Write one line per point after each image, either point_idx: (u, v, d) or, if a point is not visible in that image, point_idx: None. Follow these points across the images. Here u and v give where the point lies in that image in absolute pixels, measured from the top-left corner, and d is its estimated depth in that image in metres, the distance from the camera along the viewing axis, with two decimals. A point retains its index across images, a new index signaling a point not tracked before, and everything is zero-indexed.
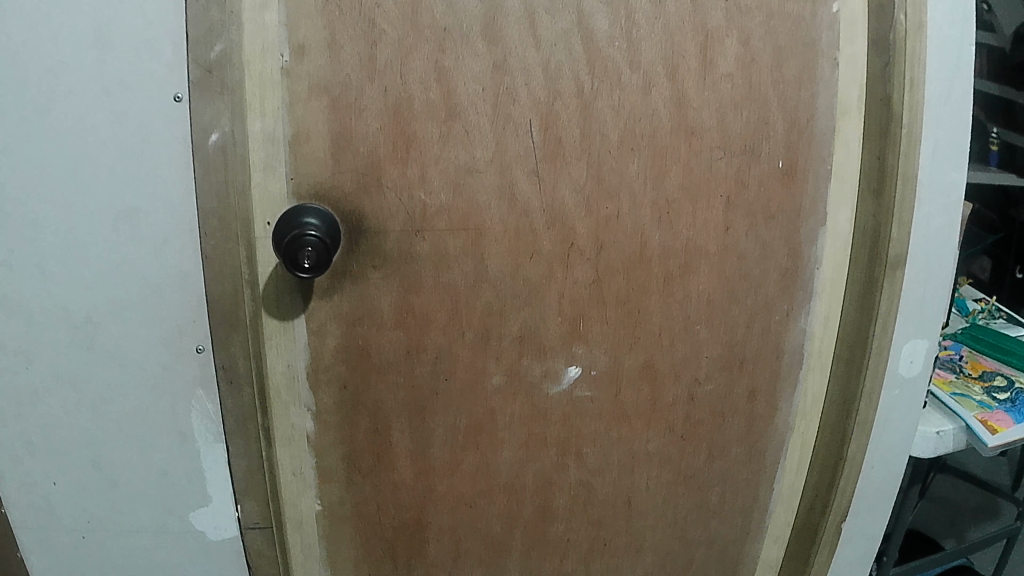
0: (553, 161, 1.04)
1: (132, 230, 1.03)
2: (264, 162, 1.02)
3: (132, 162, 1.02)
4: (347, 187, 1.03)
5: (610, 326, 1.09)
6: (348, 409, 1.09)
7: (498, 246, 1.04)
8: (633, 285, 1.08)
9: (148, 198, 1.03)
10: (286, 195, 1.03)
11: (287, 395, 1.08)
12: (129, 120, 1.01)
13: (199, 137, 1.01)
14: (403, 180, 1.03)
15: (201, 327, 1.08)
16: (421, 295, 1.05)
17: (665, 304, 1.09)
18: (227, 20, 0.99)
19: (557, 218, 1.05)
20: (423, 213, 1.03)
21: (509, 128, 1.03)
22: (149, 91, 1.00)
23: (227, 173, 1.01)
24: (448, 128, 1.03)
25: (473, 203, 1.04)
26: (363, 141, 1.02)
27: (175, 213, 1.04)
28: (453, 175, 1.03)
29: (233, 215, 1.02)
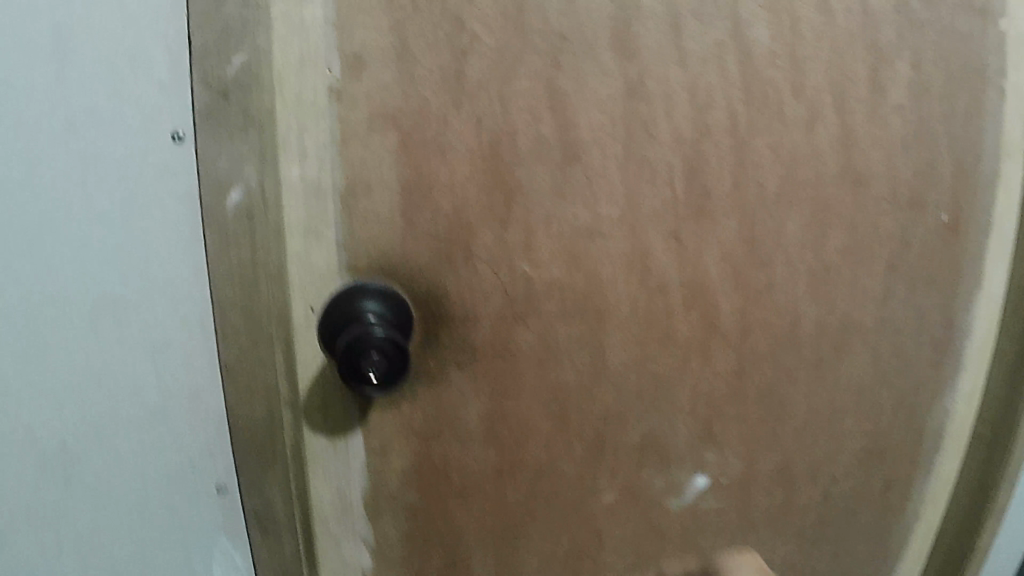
0: (698, 220, 0.78)
1: (121, 328, 0.71)
2: (305, 225, 0.71)
3: (113, 231, 0.69)
4: (424, 258, 0.73)
5: (747, 425, 0.86)
6: (418, 541, 0.81)
7: (624, 333, 0.79)
8: (779, 373, 0.86)
9: (140, 283, 0.70)
10: (335, 269, 0.72)
11: (335, 529, 0.78)
12: (108, 170, 0.68)
13: (213, 195, 0.70)
14: (502, 246, 0.74)
15: (222, 460, 0.76)
16: (520, 400, 0.78)
17: (811, 392, 0.88)
18: (252, 19, 0.66)
19: (698, 294, 0.80)
20: (527, 291, 0.75)
21: (645, 176, 0.76)
22: (136, 126, 0.69)
23: (253, 244, 0.70)
24: (565, 175, 0.74)
25: (593, 277, 0.76)
26: (447, 194, 0.72)
27: (183, 306, 0.70)
28: (570, 240, 0.75)
29: (261, 301, 0.71)
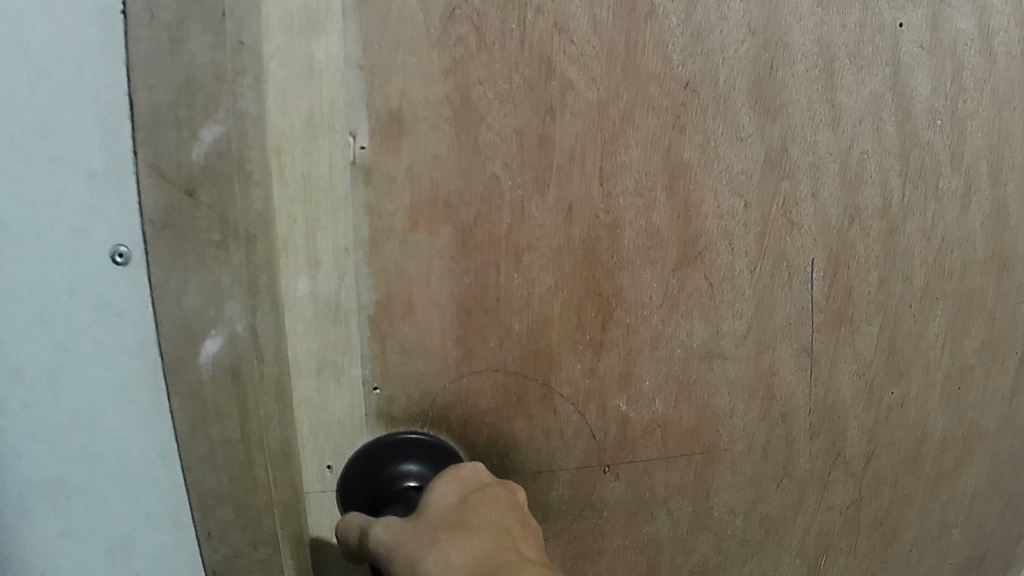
0: (836, 329, 0.60)
1: (52, 527, 0.47)
2: (319, 359, 0.49)
3: (29, 391, 0.45)
4: (486, 399, 0.52)
5: (856, 558, 0.67)
6: None
7: (733, 474, 0.58)
8: (897, 497, 0.67)
9: (79, 461, 0.47)
10: (362, 417, 0.51)
11: None
12: (15, 303, 0.43)
13: (180, 345, 0.45)
14: (593, 379, 0.53)
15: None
16: (598, 565, 0.57)
17: (925, 513, 0.69)
18: (229, 67, 0.42)
19: (826, 417, 0.61)
20: (621, 435, 0.55)
21: (781, 276, 0.57)
22: (57, 238, 0.43)
23: (244, 416, 0.46)
24: (679, 282, 0.54)
25: (704, 409, 0.56)
26: (522, 311, 0.51)
27: (147, 491, 0.48)
28: (681, 368, 0.55)
29: (261, 492, 0.48)
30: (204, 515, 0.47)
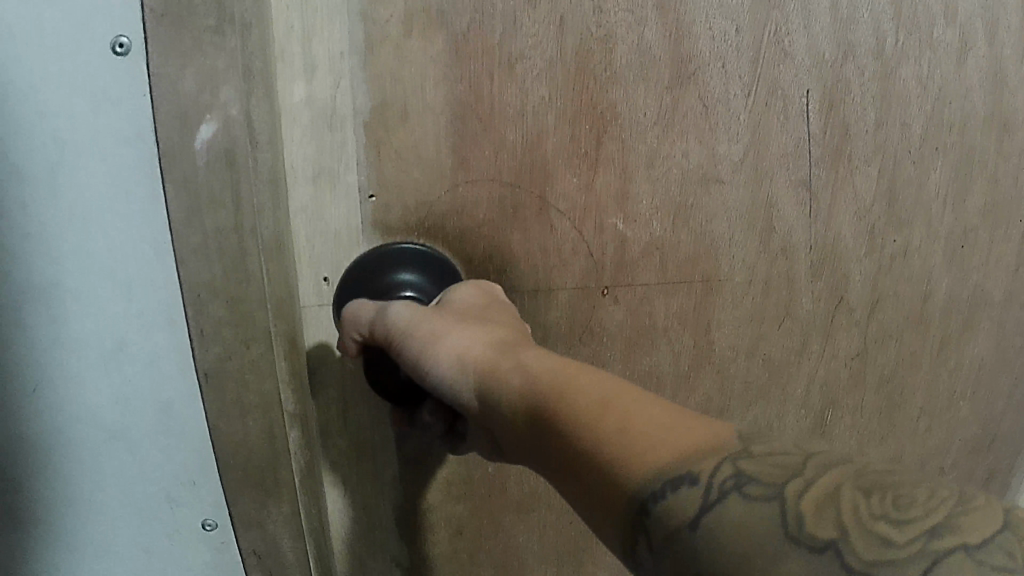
0: (835, 164, 0.59)
1: (43, 338, 0.45)
2: (315, 167, 0.49)
3: (20, 189, 0.42)
4: (482, 210, 0.52)
5: (863, 415, 0.65)
6: (461, 566, 0.60)
7: (735, 308, 0.57)
8: (902, 355, 0.65)
9: (79, 259, 0.44)
10: (356, 230, 0.51)
11: (362, 549, 0.58)
12: (9, 91, 0.41)
13: (175, 132, 0.44)
14: (589, 196, 0.53)
15: (208, 492, 0.50)
16: None
17: (932, 377, 0.68)
18: None
19: (828, 257, 0.60)
20: (619, 256, 0.54)
21: (772, 107, 0.56)
22: (58, 28, 0.41)
23: (236, 204, 0.45)
24: (673, 101, 0.53)
25: (703, 237, 0.55)
26: (516, 122, 0.52)
27: (146, 293, 0.46)
28: (678, 189, 0.54)
29: (254, 286, 0.46)
30: (197, 311, 0.46)
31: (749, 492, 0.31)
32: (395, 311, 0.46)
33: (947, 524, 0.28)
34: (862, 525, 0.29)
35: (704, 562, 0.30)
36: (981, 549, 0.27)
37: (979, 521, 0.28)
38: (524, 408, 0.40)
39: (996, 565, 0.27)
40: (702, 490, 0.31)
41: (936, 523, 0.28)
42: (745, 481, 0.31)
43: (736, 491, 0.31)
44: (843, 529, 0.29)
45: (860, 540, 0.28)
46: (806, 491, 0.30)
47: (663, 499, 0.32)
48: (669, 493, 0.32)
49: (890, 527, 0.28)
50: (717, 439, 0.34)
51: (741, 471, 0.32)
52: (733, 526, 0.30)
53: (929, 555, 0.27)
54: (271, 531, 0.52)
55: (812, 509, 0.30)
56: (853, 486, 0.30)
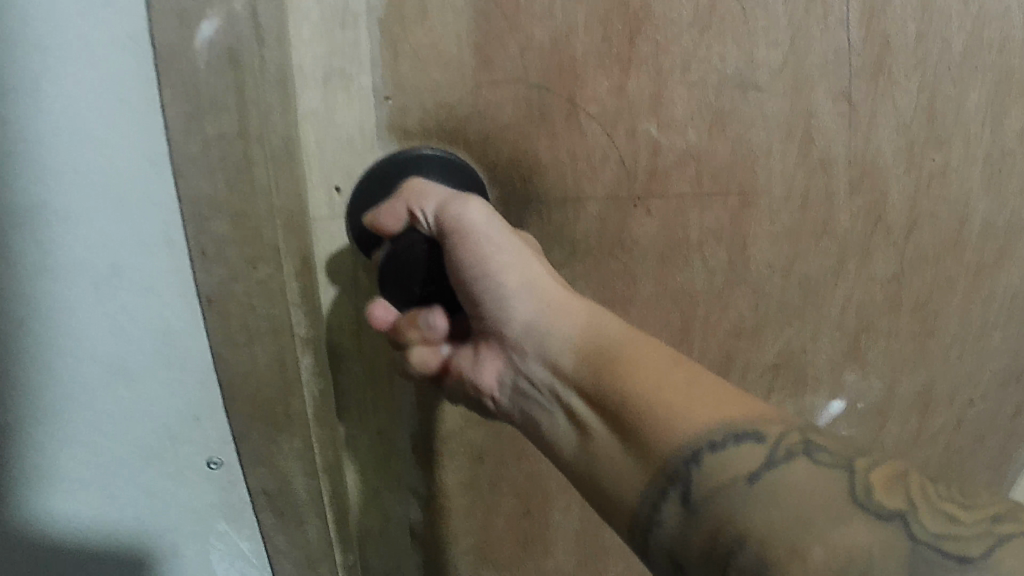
0: (875, 77, 0.54)
1: (25, 263, 0.39)
2: (326, 69, 0.44)
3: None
4: (507, 115, 0.48)
5: (896, 341, 0.63)
6: (483, 490, 0.58)
7: (771, 223, 0.54)
8: (936, 281, 0.63)
9: (64, 169, 0.39)
10: (375, 134, 0.47)
11: (379, 473, 0.54)
12: None
13: (172, 32, 0.39)
14: (622, 99, 0.49)
15: (213, 427, 0.47)
16: (628, 312, 0.54)
17: (965, 305, 0.65)
18: None
19: (866, 173, 0.57)
20: (652, 163, 0.50)
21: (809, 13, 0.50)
22: None
23: (242, 106, 0.41)
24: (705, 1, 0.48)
25: (739, 147, 0.52)
26: (544, 21, 0.46)
27: (140, 214, 0.41)
28: (714, 96, 0.50)
29: (261, 197, 0.43)
30: (199, 230, 0.42)
31: (818, 458, 0.32)
32: (474, 208, 0.41)
33: (1009, 513, 0.30)
34: (930, 504, 0.31)
35: (761, 503, 0.31)
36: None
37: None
38: (574, 349, 0.39)
39: None
40: (765, 450, 0.33)
41: (999, 513, 0.30)
42: (814, 451, 0.32)
43: (805, 454, 0.32)
44: (912, 503, 0.30)
45: (927, 515, 0.30)
46: (876, 466, 0.32)
47: (723, 448, 0.33)
48: (730, 445, 0.33)
49: (957, 510, 0.30)
50: (784, 414, 0.35)
51: (808, 438, 0.33)
52: (798, 483, 0.31)
53: (993, 534, 0.29)
54: (282, 471, 0.49)
55: (883, 482, 0.31)
56: (918, 475, 0.32)
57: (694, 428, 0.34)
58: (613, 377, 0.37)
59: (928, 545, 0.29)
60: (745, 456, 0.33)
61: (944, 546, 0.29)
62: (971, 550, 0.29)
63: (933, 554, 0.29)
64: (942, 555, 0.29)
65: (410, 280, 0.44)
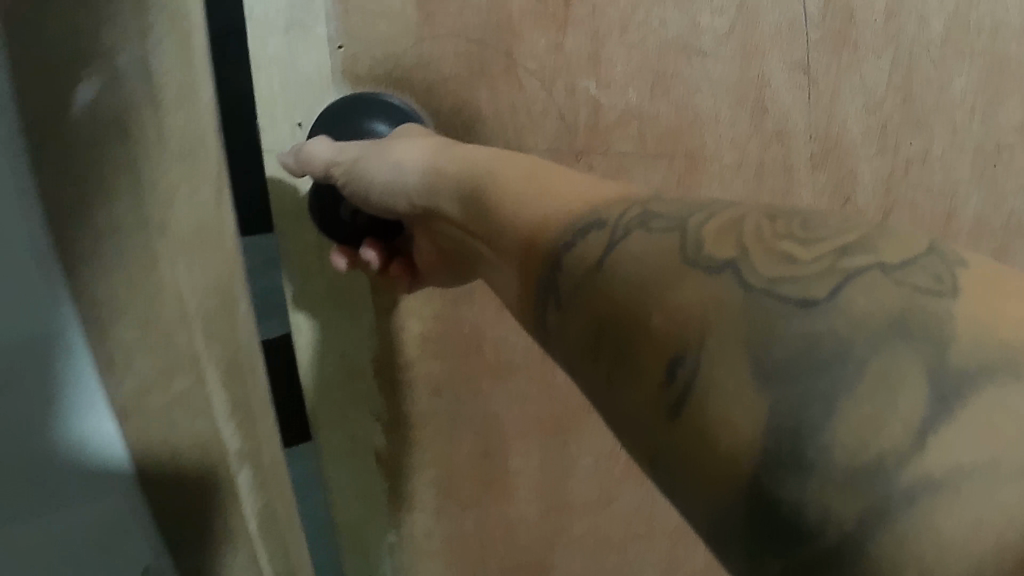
0: (838, 49, 0.54)
1: None
2: (287, 18, 0.49)
3: None
4: (450, 67, 0.51)
5: None
6: (442, 417, 0.62)
7: (724, 190, 0.54)
8: None
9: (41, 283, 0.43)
10: (328, 80, 0.51)
11: (343, 389, 0.61)
12: None
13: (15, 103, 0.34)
14: (559, 56, 0.51)
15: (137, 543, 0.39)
16: None
17: None
18: None
19: (830, 152, 0.56)
20: (592, 121, 0.52)
21: None
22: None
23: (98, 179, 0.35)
24: None
25: (684, 111, 0.53)
26: None
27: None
28: (655, 57, 0.52)
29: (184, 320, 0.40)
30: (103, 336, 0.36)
31: (652, 227, 0.27)
32: (351, 147, 0.47)
33: (863, 242, 0.23)
34: (765, 245, 0.24)
35: (606, 289, 0.26)
36: (904, 265, 0.22)
37: (904, 241, 0.23)
38: (460, 189, 0.41)
39: (921, 285, 0.21)
40: (608, 233, 0.28)
41: (846, 240, 0.23)
42: (652, 211, 0.28)
43: (637, 227, 0.27)
44: (746, 249, 0.24)
45: (760, 256, 0.23)
46: (709, 218, 0.26)
47: (580, 241, 0.30)
48: (579, 241, 0.29)
49: (797, 246, 0.23)
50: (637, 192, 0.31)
51: (648, 212, 0.28)
52: (633, 259, 0.26)
53: (839, 269, 0.22)
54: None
55: (714, 234, 0.25)
56: (755, 216, 0.25)
57: (550, 226, 0.32)
58: (489, 207, 0.37)
59: (764, 293, 0.22)
60: (590, 247, 0.28)
61: (781, 289, 0.22)
62: (814, 289, 0.22)
63: (769, 299, 0.22)
64: (779, 299, 0.22)
65: (335, 208, 0.51)
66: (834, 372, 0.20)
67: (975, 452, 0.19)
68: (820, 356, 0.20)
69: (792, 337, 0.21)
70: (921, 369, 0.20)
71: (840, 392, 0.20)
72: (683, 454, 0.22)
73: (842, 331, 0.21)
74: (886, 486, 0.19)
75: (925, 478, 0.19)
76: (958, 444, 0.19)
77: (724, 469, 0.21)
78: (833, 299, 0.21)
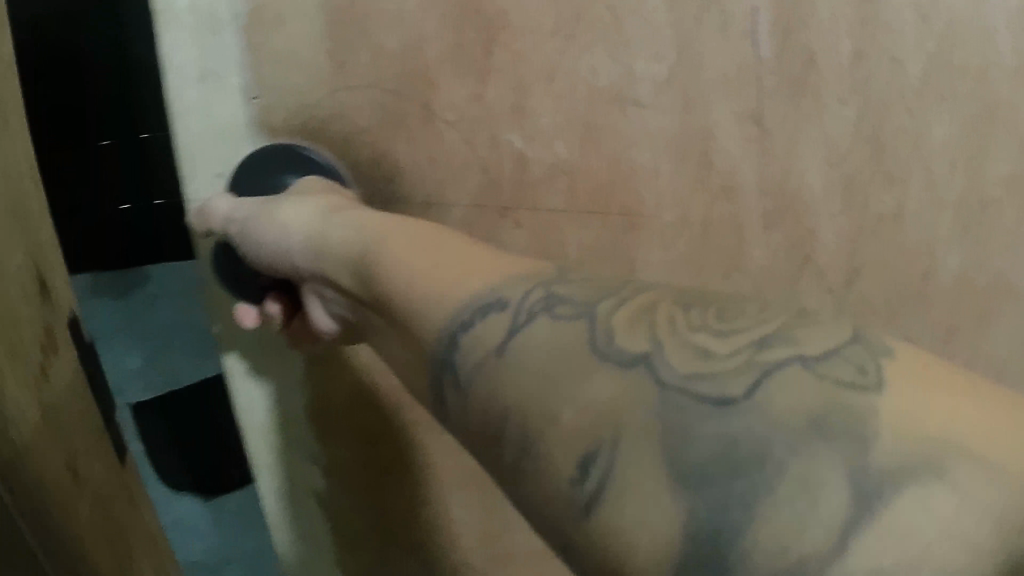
0: (793, 98, 0.50)
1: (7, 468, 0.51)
2: (200, 70, 0.47)
3: None
4: (367, 116, 0.49)
5: None
6: (389, 467, 0.55)
7: (661, 248, 0.51)
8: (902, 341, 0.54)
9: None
10: (247, 127, 0.49)
11: (277, 436, 0.54)
12: None
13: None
14: (480, 108, 0.49)
15: None
16: None
17: None
18: None
19: (783, 209, 0.52)
20: (517, 174, 0.50)
21: (698, 26, 0.48)
22: None
23: None
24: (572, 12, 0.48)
25: (617, 163, 0.50)
26: (397, 29, 0.47)
27: None
28: (584, 108, 0.49)
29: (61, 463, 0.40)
30: None
31: (559, 312, 0.25)
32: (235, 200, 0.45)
33: (782, 331, 0.22)
34: (675, 335, 0.23)
35: (514, 376, 0.25)
36: (824, 359, 0.21)
37: (821, 328, 0.23)
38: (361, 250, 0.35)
39: (841, 377, 0.21)
40: (509, 316, 0.26)
41: (763, 332, 0.22)
42: (555, 289, 0.27)
43: (545, 312, 0.26)
44: (655, 338, 0.23)
45: (672, 350, 0.23)
46: (620, 303, 0.25)
47: (471, 327, 0.27)
48: (476, 323, 0.27)
49: (712, 336, 0.23)
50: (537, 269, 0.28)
51: (553, 291, 0.27)
52: (538, 348, 0.25)
53: (755, 364, 0.22)
54: None
55: (627, 322, 0.24)
56: (672, 300, 0.25)
57: (450, 301, 0.29)
58: (388, 275, 0.33)
59: (677, 389, 0.22)
60: (489, 331, 0.27)
61: (695, 386, 0.22)
62: (728, 387, 0.21)
63: (683, 401, 0.21)
64: (690, 401, 0.21)
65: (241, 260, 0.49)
66: (754, 478, 0.20)
67: (897, 552, 0.18)
68: (740, 459, 0.20)
69: (706, 440, 0.21)
70: (839, 472, 0.19)
71: (759, 498, 0.19)
72: (604, 559, 0.21)
73: (761, 431, 0.20)
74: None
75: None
76: (881, 548, 0.18)
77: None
78: (748, 399, 0.21)
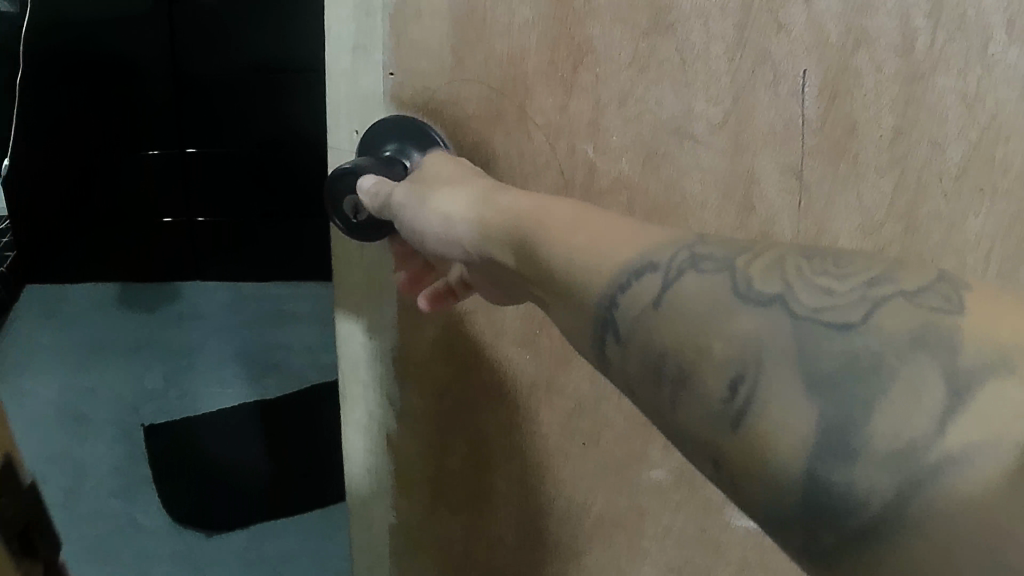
0: (835, 158, 0.54)
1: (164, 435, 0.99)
2: (354, 40, 0.53)
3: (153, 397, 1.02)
4: (471, 106, 0.54)
5: None
6: (453, 428, 0.62)
7: None
8: None
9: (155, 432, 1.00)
10: (381, 97, 0.55)
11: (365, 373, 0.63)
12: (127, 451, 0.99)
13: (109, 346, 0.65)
14: (563, 117, 0.53)
15: None
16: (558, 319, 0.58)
17: None
18: None
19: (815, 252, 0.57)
20: (588, 181, 0.55)
21: (760, 80, 0.52)
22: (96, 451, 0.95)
23: None
24: (649, 50, 0.51)
25: (672, 187, 0.55)
26: (500, 37, 0.52)
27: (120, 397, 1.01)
28: (650, 136, 0.54)
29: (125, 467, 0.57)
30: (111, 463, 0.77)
31: (703, 267, 0.29)
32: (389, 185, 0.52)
33: (886, 273, 0.26)
34: (801, 278, 0.27)
35: (666, 325, 0.28)
36: (920, 291, 0.25)
37: (914, 269, 0.26)
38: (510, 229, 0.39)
39: (936, 305, 0.24)
40: (660, 274, 0.30)
41: (874, 272, 0.26)
42: (699, 251, 0.30)
43: (689, 269, 0.29)
44: (786, 279, 0.27)
45: (802, 289, 0.26)
46: (755, 256, 0.28)
47: (628, 287, 0.30)
48: (631, 282, 0.30)
49: (830, 279, 0.26)
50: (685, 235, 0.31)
51: (696, 253, 0.30)
52: (688, 299, 0.28)
53: (868, 296, 0.25)
54: None
55: (761, 268, 0.28)
56: (794, 253, 0.28)
57: (609, 268, 0.32)
58: (541, 246, 0.36)
59: (809, 321, 0.25)
60: (644, 288, 0.30)
61: (822, 317, 0.25)
62: (851, 316, 0.25)
63: (815, 327, 0.25)
64: (820, 327, 0.25)
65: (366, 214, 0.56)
66: (872, 386, 0.23)
67: (985, 433, 0.22)
68: (860, 369, 0.24)
69: (833, 355, 0.24)
70: (938, 375, 0.23)
71: (877, 403, 0.23)
72: (750, 461, 0.25)
73: (876, 348, 0.24)
74: (924, 468, 0.22)
75: (952, 456, 0.22)
76: (972, 430, 0.22)
77: (779, 479, 0.24)
78: (866, 322, 0.25)
